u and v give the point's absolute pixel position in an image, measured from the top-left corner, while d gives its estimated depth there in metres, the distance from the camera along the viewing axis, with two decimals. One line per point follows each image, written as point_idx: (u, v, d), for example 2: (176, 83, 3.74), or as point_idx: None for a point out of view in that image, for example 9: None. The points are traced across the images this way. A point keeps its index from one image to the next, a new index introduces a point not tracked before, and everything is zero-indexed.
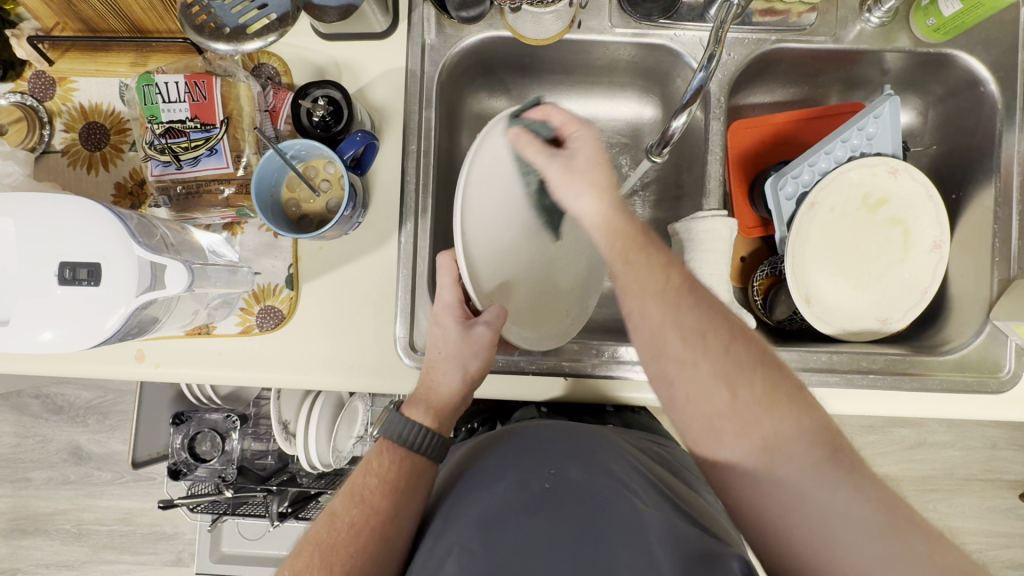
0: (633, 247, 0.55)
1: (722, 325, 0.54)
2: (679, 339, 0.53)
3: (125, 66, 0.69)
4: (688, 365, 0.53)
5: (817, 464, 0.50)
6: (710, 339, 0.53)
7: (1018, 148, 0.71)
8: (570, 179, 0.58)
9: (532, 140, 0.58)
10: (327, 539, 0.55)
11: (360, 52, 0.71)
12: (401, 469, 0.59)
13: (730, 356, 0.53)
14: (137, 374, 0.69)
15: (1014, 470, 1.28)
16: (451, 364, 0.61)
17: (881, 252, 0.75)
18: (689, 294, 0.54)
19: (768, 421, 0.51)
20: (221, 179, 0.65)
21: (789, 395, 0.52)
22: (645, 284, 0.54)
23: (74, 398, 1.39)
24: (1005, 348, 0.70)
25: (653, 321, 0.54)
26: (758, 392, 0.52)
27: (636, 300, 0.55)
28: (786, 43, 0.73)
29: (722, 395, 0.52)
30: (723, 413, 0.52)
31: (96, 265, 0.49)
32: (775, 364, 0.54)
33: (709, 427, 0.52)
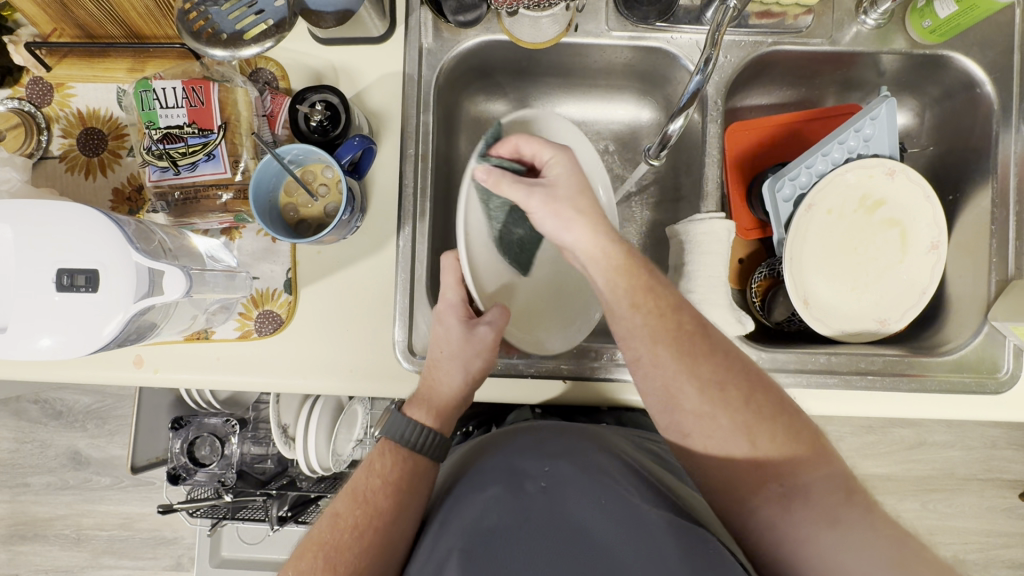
0: (640, 289, 0.56)
1: (735, 374, 0.54)
2: (695, 391, 0.53)
3: (122, 72, 0.69)
4: (704, 416, 0.53)
5: (834, 510, 0.50)
6: (725, 389, 0.53)
7: (1014, 149, 0.71)
8: (559, 212, 0.58)
9: (503, 176, 0.58)
10: (329, 540, 0.55)
11: (358, 56, 0.71)
12: (403, 470, 0.59)
13: (746, 406, 0.53)
14: (136, 379, 0.69)
15: (1014, 470, 1.28)
16: (452, 365, 0.62)
17: (879, 254, 0.75)
18: (703, 343, 0.55)
19: (787, 469, 0.51)
20: (219, 184, 0.65)
21: (806, 442, 0.52)
22: (658, 332, 0.55)
23: (73, 403, 1.39)
24: (1003, 349, 0.70)
25: (666, 370, 0.54)
26: (776, 442, 0.52)
27: (647, 350, 0.55)
28: (783, 45, 0.73)
29: (738, 446, 0.52)
30: (741, 466, 0.52)
31: (94, 271, 0.49)
32: (790, 409, 0.54)
33: (729, 480, 0.53)
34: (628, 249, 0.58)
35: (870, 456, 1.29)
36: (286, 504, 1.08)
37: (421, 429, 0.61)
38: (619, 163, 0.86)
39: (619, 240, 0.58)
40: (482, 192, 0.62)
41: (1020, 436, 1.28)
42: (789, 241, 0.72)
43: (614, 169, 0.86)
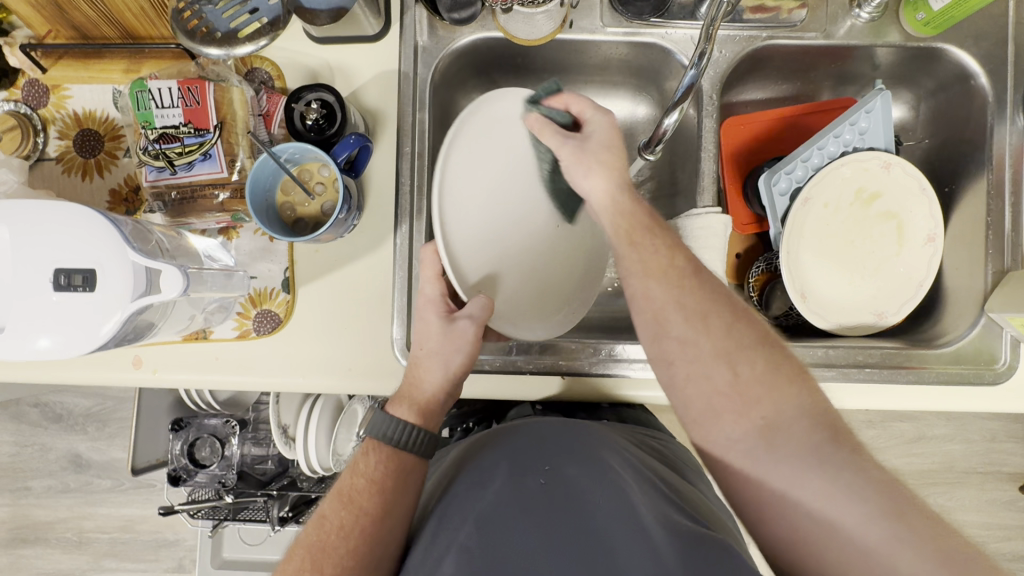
0: (637, 229, 0.60)
1: (723, 307, 0.57)
2: (682, 319, 0.56)
3: (118, 73, 0.69)
4: (689, 344, 0.56)
5: (816, 445, 0.51)
6: (711, 319, 0.56)
7: (1009, 140, 0.71)
8: (582, 158, 0.62)
9: (546, 124, 0.64)
10: (318, 541, 0.55)
11: (353, 55, 0.71)
12: (389, 469, 0.59)
13: (729, 337, 0.56)
14: (135, 380, 0.69)
15: (1014, 462, 1.28)
16: (433, 359, 0.62)
17: (875, 247, 0.75)
18: (692, 277, 0.58)
19: (768, 395, 0.53)
20: (215, 184, 0.65)
21: (788, 377, 0.54)
22: (649, 264, 0.58)
23: (73, 406, 1.38)
24: (1000, 340, 0.70)
25: (655, 301, 0.57)
26: (759, 373, 0.54)
27: (639, 281, 0.59)
28: (777, 39, 0.73)
29: (722, 376, 0.54)
30: (723, 392, 0.54)
31: (91, 270, 0.49)
32: (776, 348, 0.56)
33: (712, 410, 0.54)
34: (634, 199, 0.62)
35: (870, 450, 1.29)
36: (287, 505, 1.09)
37: (406, 426, 0.60)
38: None
39: (626, 188, 0.62)
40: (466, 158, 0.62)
41: (1020, 428, 1.28)
42: (785, 235, 0.73)
43: None
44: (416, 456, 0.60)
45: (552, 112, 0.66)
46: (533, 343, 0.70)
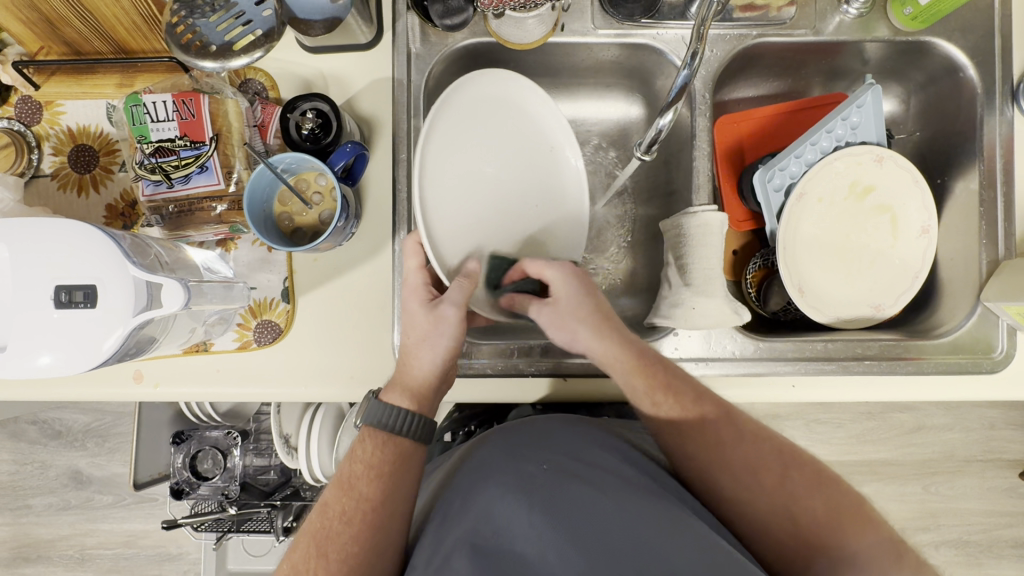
0: (659, 386, 0.61)
1: (767, 456, 0.59)
2: (731, 478, 0.59)
3: (111, 88, 0.69)
4: (744, 499, 0.58)
5: (886, 572, 0.53)
6: (762, 473, 0.58)
7: (999, 132, 0.72)
8: (557, 324, 0.64)
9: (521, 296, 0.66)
10: (322, 528, 0.57)
11: (347, 64, 0.71)
12: (385, 454, 0.60)
13: (782, 486, 0.58)
14: (136, 394, 0.69)
15: (1013, 450, 1.29)
16: (420, 346, 0.62)
17: (872, 240, 0.76)
18: (732, 431, 0.60)
19: (833, 538, 0.55)
20: (212, 197, 0.65)
21: (848, 510, 0.56)
22: (687, 429, 0.61)
23: (71, 422, 1.38)
24: (997, 329, 0.71)
25: (701, 461, 0.60)
26: (818, 515, 0.56)
27: (677, 443, 0.61)
28: (768, 37, 0.74)
29: (782, 527, 0.56)
30: (785, 540, 0.56)
31: (92, 286, 0.49)
32: (827, 481, 0.58)
33: (777, 554, 0.56)
34: (632, 351, 0.62)
35: (869, 441, 1.30)
36: (291, 514, 1.09)
37: (400, 415, 0.60)
38: (609, 159, 0.86)
39: (621, 338, 0.63)
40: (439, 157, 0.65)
41: (1018, 416, 1.29)
42: (782, 233, 0.74)
43: (605, 165, 0.86)
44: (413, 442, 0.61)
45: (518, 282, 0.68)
46: (534, 345, 0.70)
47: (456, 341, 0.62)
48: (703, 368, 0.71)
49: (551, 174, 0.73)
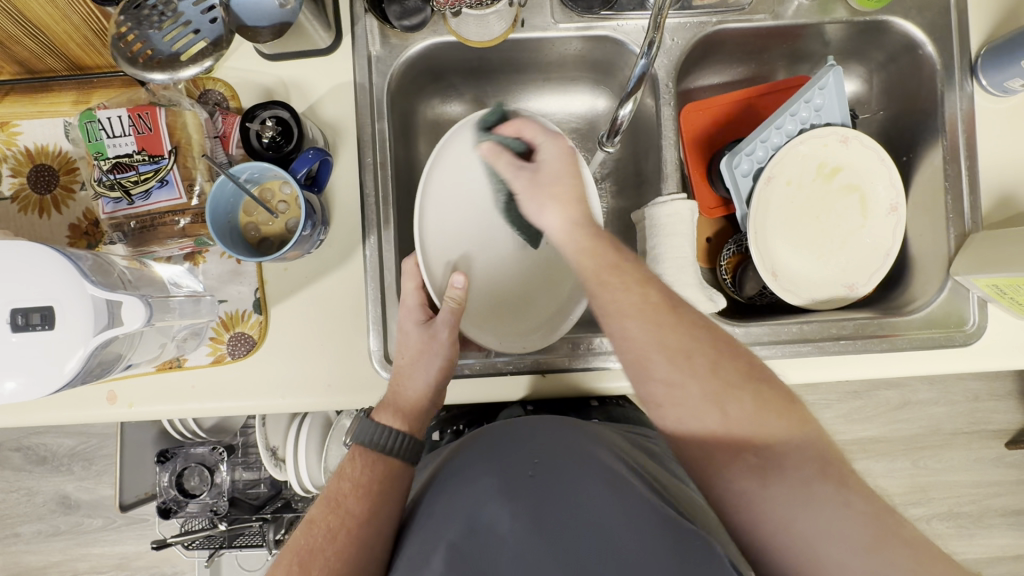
0: (605, 268, 0.56)
1: (704, 342, 0.54)
2: (665, 360, 0.53)
3: (68, 105, 0.68)
4: (677, 386, 0.52)
5: (808, 480, 0.49)
6: (695, 360, 0.53)
7: (960, 106, 0.73)
8: (534, 195, 0.62)
9: (501, 153, 0.65)
10: (304, 543, 0.55)
11: (307, 70, 0.71)
12: (375, 473, 0.60)
13: (718, 376, 0.52)
14: (111, 415, 0.68)
15: (998, 420, 1.30)
16: (412, 368, 0.64)
17: (841, 220, 0.77)
18: (670, 313, 0.54)
19: (762, 436, 0.51)
20: (175, 211, 0.64)
21: (781, 410, 0.52)
22: (622, 305, 0.54)
23: (56, 447, 1.36)
24: (968, 302, 0.71)
25: (635, 344, 0.54)
26: (747, 412, 0.52)
27: (616, 325, 0.55)
28: (728, 23, 0.74)
29: (712, 418, 0.52)
30: (710, 434, 0.52)
31: (49, 308, 0.48)
32: (764, 378, 0.54)
33: (703, 449, 0.52)
34: (589, 233, 0.59)
35: (856, 420, 1.31)
36: (283, 527, 1.08)
37: (388, 432, 0.61)
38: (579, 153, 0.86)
39: (586, 223, 0.60)
40: (449, 181, 0.71)
41: (1001, 385, 1.31)
42: (750, 217, 0.74)
43: None
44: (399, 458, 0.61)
45: (507, 139, 0.66)
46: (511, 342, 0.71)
47: (447, 363, 0.64)
48: None
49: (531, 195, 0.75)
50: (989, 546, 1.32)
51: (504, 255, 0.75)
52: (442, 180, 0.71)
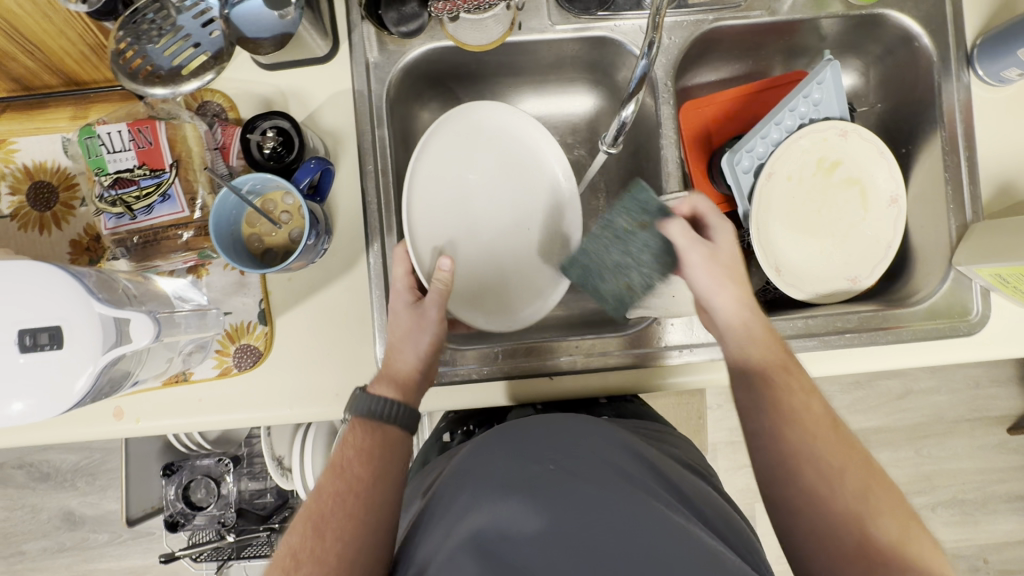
0: (776, 368, 0.61)
1: (858, 463, 0.56)
2: (815, 470, 0.55)
3: (66, 121, 0.68)
4: (821, 496, 0.54)
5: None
6: (848, 477, 0.55)
7: (957, 97, 0.73)
8: (712, 271, 0.64)
9: (684, 227, 0.64)
10: (316, 512, 0.54)
11: (305, 79, 0.70)
12: (377, 439, 0.59)
13: (868, 497, 0.54)
14: (119, 431, 0.67)
15: (1000, 406, 1.31)
16: (403, 344, 0.63)
17: (842, 213, 0.77)
18: (830, 429, 0.58)
19: (905, 565, 0.50)
20: (178, 224, 0.64)
21: (926, 548, 0.52)
22: (781, 403, 0.59)
23: (59, 463, 1.35)
24: (971, 291, 0.72)
25: (784, 451, 0.57)
26: (890, 536, 0.52)
27: (768, 418, 0.59)
28: (724, 21, 0.74)
29: (850, 537, 0.52)
30: (844, 551, 0.52)
31: (56, 328, 0.47)
32: (913, 518, 0.54)
33: (833, 563, 0.52)
34: (761, 323, 0.64)
35: (860, 410, 1.32)
36: None
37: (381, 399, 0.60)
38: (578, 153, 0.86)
39: (755, 310, 0.64)
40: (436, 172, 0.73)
41: (1001, 372, 1.31)
42: (753, 214, 0.74)
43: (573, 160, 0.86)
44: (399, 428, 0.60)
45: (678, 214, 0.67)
46: (518, 346, 0.71)
47: (438, 337, 0.65)
48: (686, 355, 0.71)
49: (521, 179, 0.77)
50: (995, 532, 1.33)
51: (491, 236, 0.77)
52: (431, 167, 0.73)
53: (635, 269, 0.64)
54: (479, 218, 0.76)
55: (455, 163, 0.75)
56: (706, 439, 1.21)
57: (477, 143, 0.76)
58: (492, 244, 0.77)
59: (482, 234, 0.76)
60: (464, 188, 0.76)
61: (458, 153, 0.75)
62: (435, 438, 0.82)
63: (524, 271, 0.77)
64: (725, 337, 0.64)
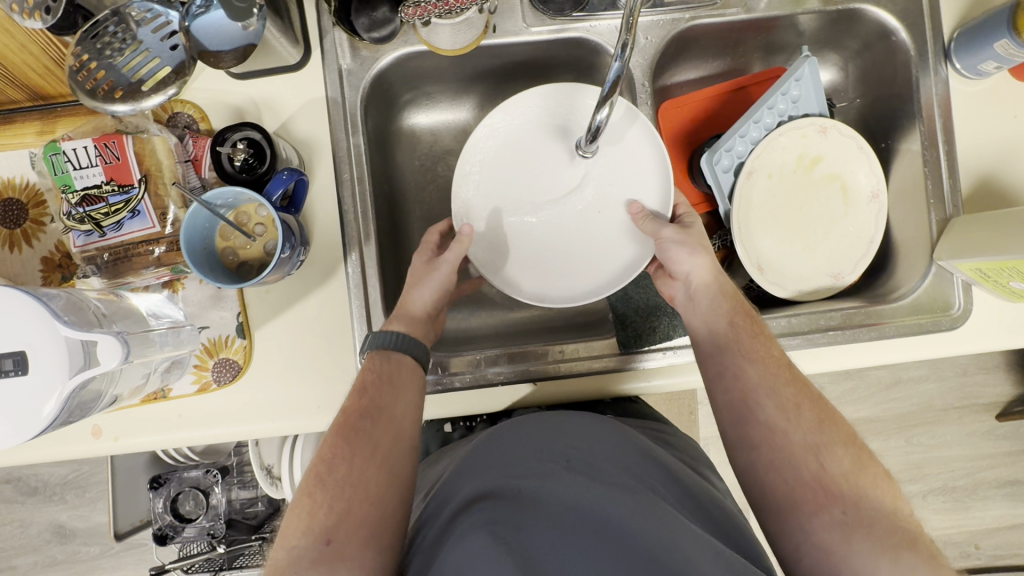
0: (741, 313, 0.64)
1: (815, 401, 0.59)
2: (773, 407, 0.59)
3: (32, 135, 0.66)
4: (779, 430, 0.58)
5: (896, 546, 0.50)
6: (804, 410, 0.58)
7: (935, 91, 0.73)
8: (686, 240, 0.66)
9: (644, 214, 0.69)
10: (342, 426, 0.58)
11: (278, 87, 0.69)
12: (389, 365, 0.61)
13: (823, 430, 0.58)
14: (97, 450, 0.67)
15: (987, 393, 1.32)
16: (416, 287, 0.67)
17: (824, 211, 0.76)
18: (789, 369, 0.61)
19: (856, 495, 0.54)
20: (149, 240, 0.63)
21: (875, 479, 0.55)
22: (747, 347, 0.62)
23: (49, 476, 1.33)
24: (952, 285, 0.72)
25: (744, 388, 0.60)
26: (846, 468, 0.56)
27: (733, 361, 0.62)
28: (700, 19, 0.74)
29: (808, 466, 0.56)
30: (806, 479, 0.55)
31: (21, 353, 0.47)
32: (864, 449, 0.58)
33: (790, 495, 0.55)
34: (731, 286, 0.66)
35: (850, 401, 1.32)
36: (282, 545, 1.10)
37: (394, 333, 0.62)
38: None
39: (723, 277, 0.66)
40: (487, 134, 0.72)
41: (988, 359, 1.32)
42: (734, 213, 0.73)
43: None
44: (413, 360, 0.62)
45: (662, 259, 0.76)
46: (501, 353, 0.70)
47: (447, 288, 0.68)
48: (670, 357, 0.70)
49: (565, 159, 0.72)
50: (985, 518, 1.34)
51: (532, 215, 0.72)
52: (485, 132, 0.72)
53: (664, 316, 0.73)
54: (515, 193, 0.72)
55: (512, 134, 0.72)
56: (698, 435, 1.21)
57: (527, 121, 0.72)
58: (553, 219, 0.73)
59: (533, 216, 0.72)
60: (507, 163, 0.72)
61: (513, 128, 0.72)
62: (437, 426, 0.81)
63: (580, 256, 0.72)
64: (697, 294, 0.66)
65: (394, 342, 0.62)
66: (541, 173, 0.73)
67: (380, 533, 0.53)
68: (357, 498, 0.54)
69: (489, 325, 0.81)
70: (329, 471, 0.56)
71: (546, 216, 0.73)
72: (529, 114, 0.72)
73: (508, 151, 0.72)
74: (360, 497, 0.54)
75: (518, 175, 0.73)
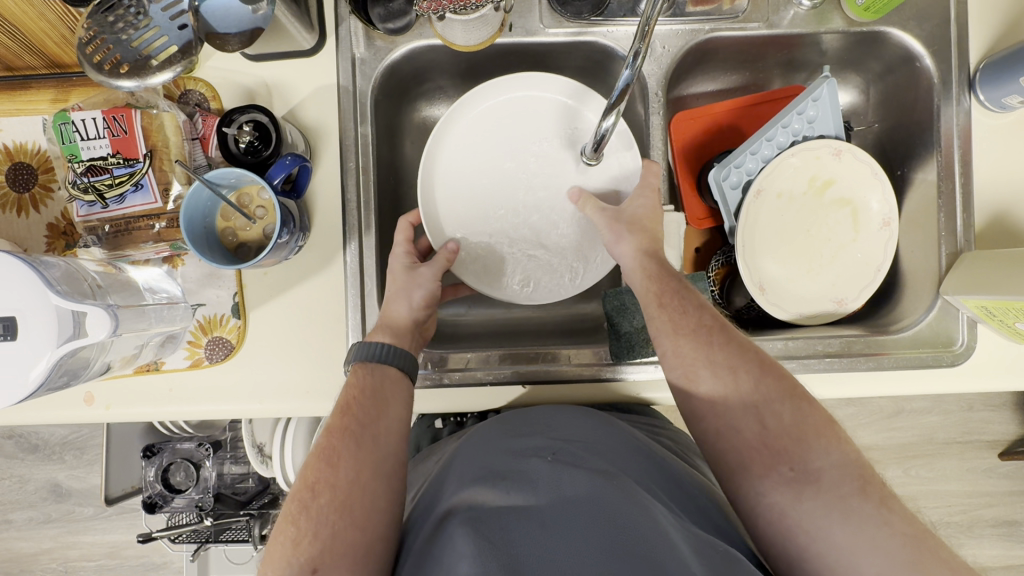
0: (666, 292, 0.63)
1: (749, 360, 0.58)
2: (710, 374, 0.58)
3: (46, 104, 0.67)
4: (719, 400, 0.57)
5: (845, 497, 0.50)
6: (739, 372, 0.57)
7: (956, 121, 0.71)
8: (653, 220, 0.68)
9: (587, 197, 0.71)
10: (326, 449, 0.56)
11: (290, 71, 0.69)
12: (372, 379, 0.61)
13: (758, 390, 0.56)
14: (90, 417, 0.68)
15: (991, 430, 1.29)
16: (397, 293, 0.67)
17: (832, 235, 0.75)
18: (719, 334, 0.60)
19: (802, 450, 0.53)
20: (150, 215, 0.64)
21: (817, 428, 0.54)
22: (677, 323, 0.61)
23: (49, 435, 1.35)
24: (957, 322, 0.70)
25: (681, 360, 0.59)
26: (786, 424, 0.54)
27: (669, 341, 0.60)
28: (720, 31, 0.72)
29: (750, 427, 0.55)
30: (749, 443, 0.54)
31: (11, 319, 0.48)
32: (805, 399, 0.56)
33: (738, 457, 0.55)
34: (664, 262, 0.65)
35: (851, 428, 1.30)
36: (268, 523, 1.12)
37: (377, 343, 0.63)
38: None
39: (656, 255, 0.66)
40: (473, 119, 0.74)
41: (995, 397, 1.29)
42: (739, 230, 0.72)
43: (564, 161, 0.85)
44: (397, 371, 0.62)
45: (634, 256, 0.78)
46: (495, 353, 0.70)
47: (432, 295, 0.68)
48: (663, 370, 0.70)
49: (546, 147, 0.74)
50: (979, 556, 1.32)
51: (518, 204, 0.75)
52: (472, 121, 0.74)
53: None
54: (500, 181, 0.75)
55: (499, 120, 0.74)
56: None
57: (509, 111, 0.74)
58: (539, 208, 0.75)
59: (517, 204, 0.75)
60: (490, 149, 0.75)
61: (494, 113, 0.74)
62: (428, 422, 0.82)
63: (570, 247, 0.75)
64: (629, 280, 0.66)
65: (382, 354, 0.62)
66: (524, 164, 0.75)
67: (370, 556, 0.51)
68: (342, 522, 0.52)
69: (484, 323, 0.81)
70: (314, 498, 0.53)
71: (540, 209, 0.75)
72: (524, 107, 0.74)
73: (505, 146, 0.75)
74: (347, 521, 0.52)
75: (504, 159, 0.75)
